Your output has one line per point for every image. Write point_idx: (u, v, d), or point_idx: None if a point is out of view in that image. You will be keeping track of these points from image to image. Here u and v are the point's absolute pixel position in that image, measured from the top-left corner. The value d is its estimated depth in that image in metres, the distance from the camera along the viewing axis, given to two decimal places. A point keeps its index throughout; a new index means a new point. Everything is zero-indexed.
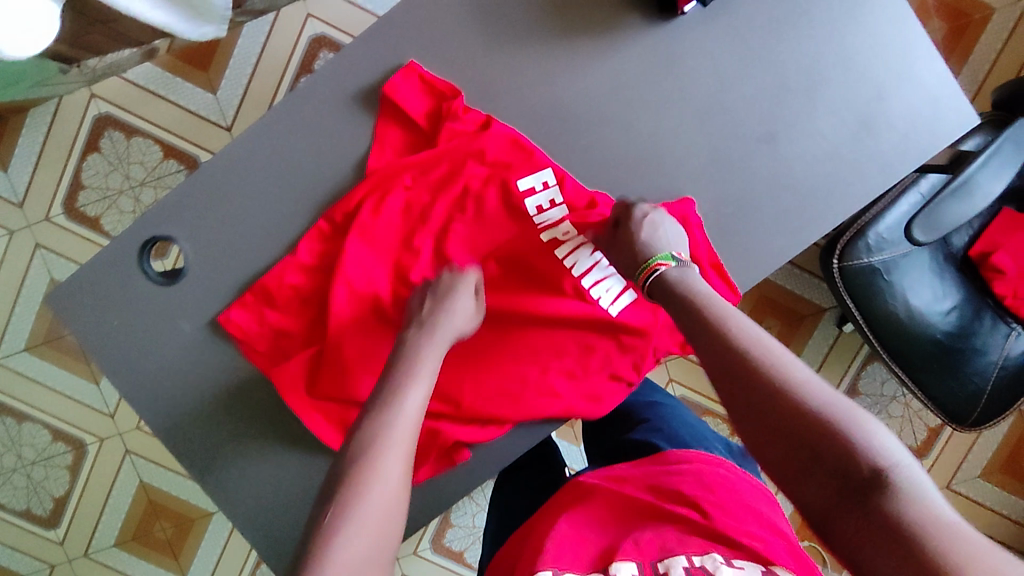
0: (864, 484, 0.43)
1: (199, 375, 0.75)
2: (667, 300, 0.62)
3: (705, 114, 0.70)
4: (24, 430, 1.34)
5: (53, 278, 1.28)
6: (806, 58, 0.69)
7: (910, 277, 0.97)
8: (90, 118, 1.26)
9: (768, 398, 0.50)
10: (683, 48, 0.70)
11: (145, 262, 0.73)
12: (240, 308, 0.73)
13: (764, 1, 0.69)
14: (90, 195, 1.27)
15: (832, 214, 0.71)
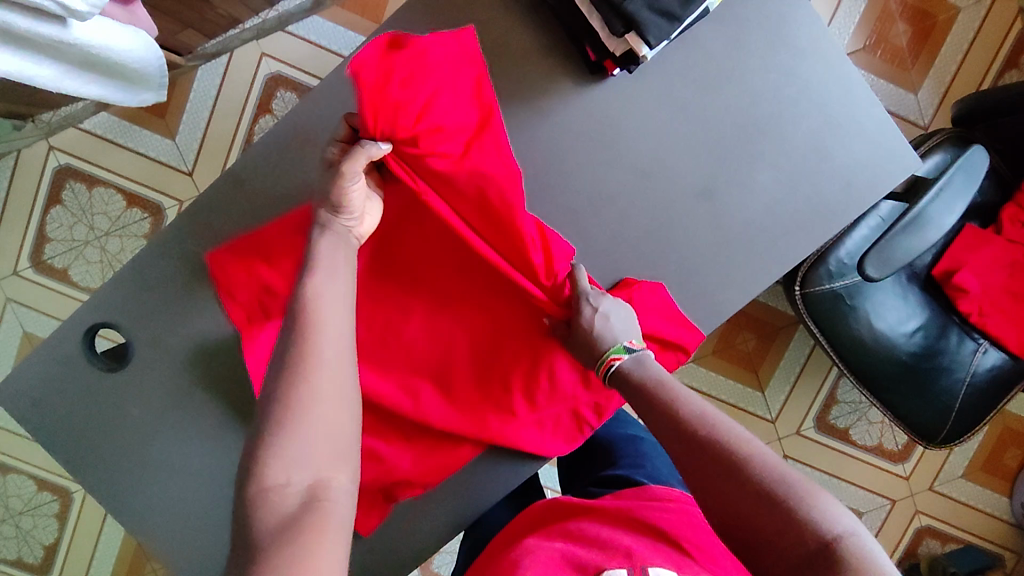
0: (818, 560, 0.48)
1: (164, 443, 0.78)
2: (622, 385, 0.65)
3: (638, 174, 0.76)
4: (10, 481, 1.35)
5: (25, 332, 1.28)
6: (741, 112, 0.76)
7: (874, 300, 0.95)
8: (51, 169, 1.25)
9: (719, 476, 0.54)
10: (614, 105, 0.76)
11: (90, 350, 0.76)
12: (233, 253, 0.73)
13: (691, 61, 0.75)
14: (56, 247, 1.27)
15: (762, 257, 0.77)
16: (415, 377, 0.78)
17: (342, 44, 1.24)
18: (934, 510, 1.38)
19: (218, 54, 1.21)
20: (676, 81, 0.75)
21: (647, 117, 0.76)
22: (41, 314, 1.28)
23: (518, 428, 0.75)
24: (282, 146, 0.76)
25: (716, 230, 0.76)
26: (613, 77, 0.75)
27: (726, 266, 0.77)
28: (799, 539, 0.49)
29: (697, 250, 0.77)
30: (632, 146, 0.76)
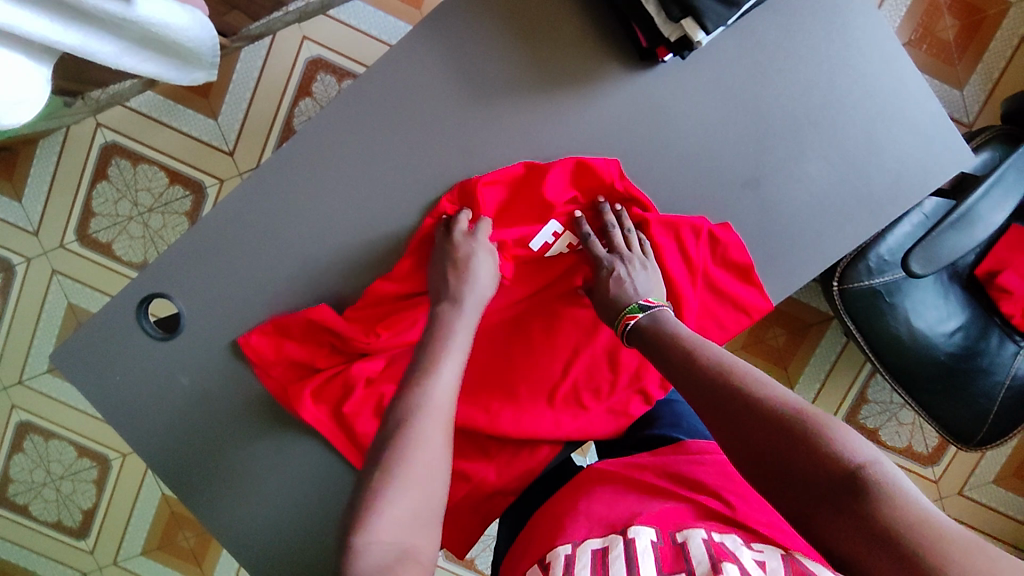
0: (844, 489, 0.46)
1: (209, 411, 0.81)
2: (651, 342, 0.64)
3: (680, 163, 0.77)
4: (51, 447, 1.39)
5: (70, 303, 1.32)
6: (786, 104, 0.76)
7: (914, 298, 0.94)
8: (97, 146, 1.29)
9: (741, 415, 0.53)
10: (656, 97, 0.77)
11: (141, 320, 0.79)
12: (258, 334, 0.78)
13: (735, 53, 0.75)
14: (101, 222, 1.31)
15: (802, 249, 0.77)
16: (487, 395, 0.81)
17: (383, 29, 1.25)
18: (963, 515, 1.36)
19: (261, 37, 1.22)
20: (725, 73, 0.76)
21: (693, 106, 0.76)
22: (86, 286, 1.32)
23: (591, 417, 0.81)
24: (330, 125, 0.77)
25: (758, 219, 0.77)
26: (661, 65, 0.76)
27: (768, 256, 0.78)
28: (823, 470, 0.47)
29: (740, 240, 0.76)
30: (676, 133, 0.77)
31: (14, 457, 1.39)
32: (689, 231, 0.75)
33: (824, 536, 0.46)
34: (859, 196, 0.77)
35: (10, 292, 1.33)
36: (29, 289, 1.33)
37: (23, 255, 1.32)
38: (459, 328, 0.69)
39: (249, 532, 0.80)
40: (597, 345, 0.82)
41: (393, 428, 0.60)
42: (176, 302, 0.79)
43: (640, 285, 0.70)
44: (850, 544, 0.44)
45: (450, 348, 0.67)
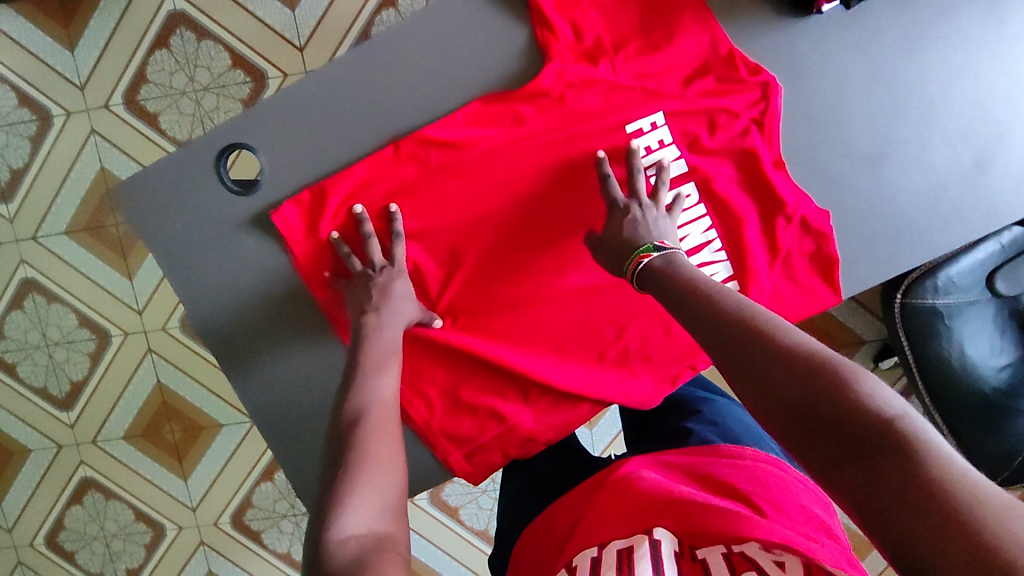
0: (875, 442, 0.43)
1: (269, 280, 0.83)
2: (655, 286, 0.66)
3: (817, 123, 0.77)
4: (52, 310, 1.35)
5: (103, 167, 1.28)
6: (932, 88, 0.77)
7: (970, 325, 0.94)
8: (165, 12, 1.23)
9: (757, 356, 0.52)
10: (807, 50, 0.77)
11: (222, 169, 0.80)
12: (293, 205, 0.80)
13: (897, 24, 0.76)
14: (152, 90, 1.26)
15: (910, 235, 0.79)
16: (535, 340, 0.84)
17: None
18: None
19: None
20: (875, 40, 0.76)
21: (829, 72, 0.77)
22: (121, 153, 1.28)
23: (635, 384, 0.84)
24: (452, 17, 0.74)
25: (871, 201, 0.78)
26: (816, 15, 0.76)
27: (861, 244, 0.79)
28: (852, 422, 0.45)
29: (851, 217, 0.78)
30: (812, 87, 0.77)
31: (10, 313, 1.34)
32: (783, 218, 0.77)
33: (842, 487, 0.44)
34: (974, 191, 0.78)
35: (43, 143, 1.28)
36: (63, 144, 1.28)
37: (63, 108, 1.27)
38: (388, 335, 0.76)
39: (284, 399, 0.85)
40: (659, 314, 0.83)
41: (347, 433, 0.66)
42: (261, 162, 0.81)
43: (655, 229, 0.72)
44: (870, 492, 0.42)
45: (380, 359, 0.74)
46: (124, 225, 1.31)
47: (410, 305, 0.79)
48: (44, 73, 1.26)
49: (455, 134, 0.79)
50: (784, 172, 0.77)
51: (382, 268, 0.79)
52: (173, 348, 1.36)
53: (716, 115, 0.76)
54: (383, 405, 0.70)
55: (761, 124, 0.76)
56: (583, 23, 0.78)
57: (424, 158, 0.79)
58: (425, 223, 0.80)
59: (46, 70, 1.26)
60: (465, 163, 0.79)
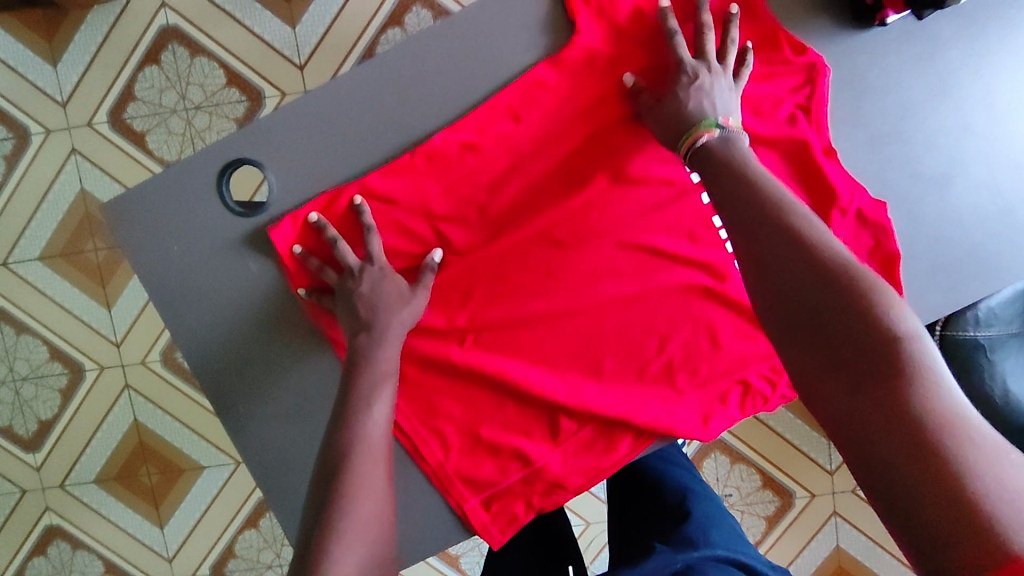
0: (879, 363, 0.46)
1: (274, 306, 0.75)
2: (705, 165, 0.63)
3: (880, 143, 0.73)
4: (22, 342, 1.24)
5: (84, 189, 1.20)
6: (996, 105, 0.73)
7: (1015, 360, 0.88)
8: (156, 27, 1.17)
9: (782, 267, 0.52)
10: (865, 62, 0.73)
11: (224, 187, 0.73)
12: (290, 221, 0.73)
13: (962, 35, 0.72)
14: (140, 108, 1.19)
15: (981, 261, 0.74)
16: (571, 361, 0.78)
17: None
18: None
19: None
20: (940, 54, 0.72)
21: (889, 87, 0.73)
22: (103, 174, 1.20)
23: (678, 406, 0.78)
24: None
25: (940, 225, 0.74)
26: (879, 27, 0.72)
27: (930, 273, 0.74)
28: (863, 339, 0.47)
29: (919, 240, 0.74)
30: (872, 103, 0.73)
31: None
32: (838, 210, 0.72)
33: (824, 398, 0.48)
34: None
35: (19, 163, 1.20)
36: (40, 164, 1.20)
37: (43, 125, 1.19)
38: (384, 357, 0.71)
39: (285, 438, 0.76)
40: (704, 321, 0.78)
41: (334, 463, 0.64)
42: (268, 180, 0.74)
43: (720, 104, 0.67)
44: (850, 410, 0.46)
45: (377, 378, 0.70)
46: (104, 250, 1.22)
47: (404, 308, 0.73)
48: (23, 89, 1.18)
49: (472, 134, 0.74)
50: (836, 160, 0.73)
51: (364, 270, 0.73)
52: (152, 383, 1.26)
53: (761, 101, 0.73)
54: (374, 438, 0.66)
55: (807, 111, 0.72)
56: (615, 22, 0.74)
57: (443, 162, 0.74)
58: (450, 237, 0.76)
59: (25, 86, 1.18)
60: (495, 172, 0.76)
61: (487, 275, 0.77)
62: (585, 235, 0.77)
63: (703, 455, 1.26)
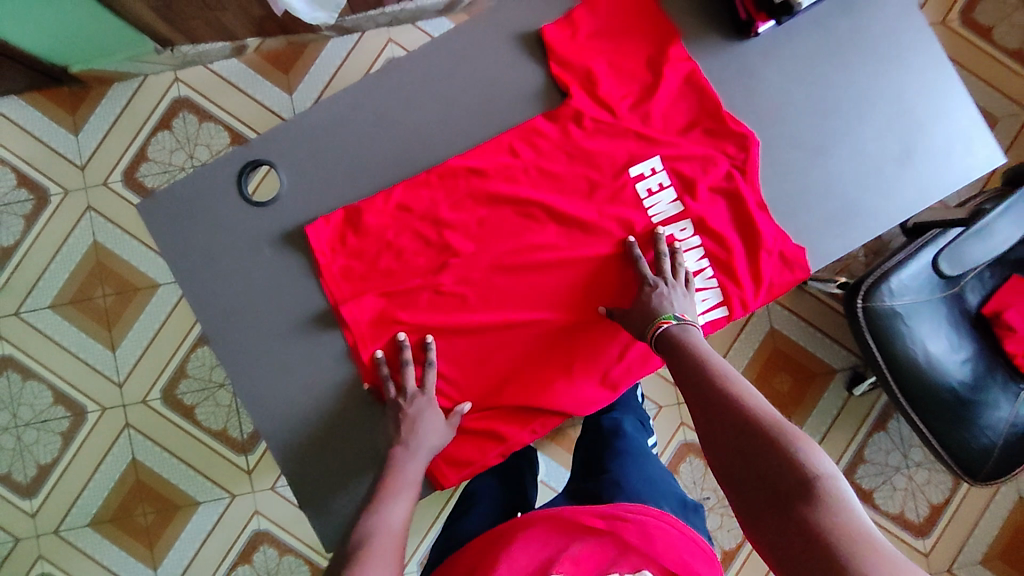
0: (797, 495, 0.54)
1: (271, 294, 0.83)
2: (668, 349, 0.73)
3: (761, 123, 0.82)
4: (27, 388, 1.31)
5: (96, 241, 1.32)
6: (854, 82, 0.81)
7: (926, 325, 1.02)
8: (169, 98, 1.34)
9: (725, 421, 0.62)
10: (750, 59, 0.82)
11: (243, 184, 0.83)
12: (319, 224, 0.82)
13: (818, 27, 0.81)
14: (151, 167, 1.33)
15: (858, 219, 0.81)
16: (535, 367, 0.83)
17: (432, 25, 1.35)
18: None
19: (351, 30, 1.32)
20: (807, 48, 0.81)
21: (768, 80, 0.82)
22: (115, 227, 1.32)
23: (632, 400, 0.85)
24: (445, 47, 0.85)
25: (820, 191, 0.81)
26: (755, 37, 0.81)
27: (812, 231, 0.81)
28: (784, 475, 0.56)
29: (799, 198, 0.81)
30: (749, 92, 0.82)
31: None
32: (763, 252, 0.80)
33: (760, 525, 0.56)
34: (905, 172, 0.81)
35: (38, 221, 1.32)
36: (57, 221, 1.32)
37: (62, 186, 1.33)
38: (411, 470, 0.74)
39: (287, 418, 0.82)
40: None
41: (354, 540, 0.65)
42: (281, 179, 0.83)
43: (676, 304, 0.76)
44: (784, 541, 0.53)
45: (400, 485, 0.72)
46: (112, 295, 1.32)
47: (437, 435, 0.78)
48: (46, 155, 1.32)
49: (479, 160, 0.83)
50: (768, 215, 0.81)
51: (415, 396, 0.79)
52: (152, 421, 1.32)
53: (707, 158, 0.81)
54: (393, 526, 0.67)
55: (743, 170, 0.81)
56: (585, 55, 0.83)
57: (453, 182, 0.83)
58: (454, 245, 0.83)
59: (47, 153, 1.32)
60: (483, 189, 0.83)
61: (479, 286, 0.83)
62: (555, 252, 0.83)
63: (679, 460, 1.34)
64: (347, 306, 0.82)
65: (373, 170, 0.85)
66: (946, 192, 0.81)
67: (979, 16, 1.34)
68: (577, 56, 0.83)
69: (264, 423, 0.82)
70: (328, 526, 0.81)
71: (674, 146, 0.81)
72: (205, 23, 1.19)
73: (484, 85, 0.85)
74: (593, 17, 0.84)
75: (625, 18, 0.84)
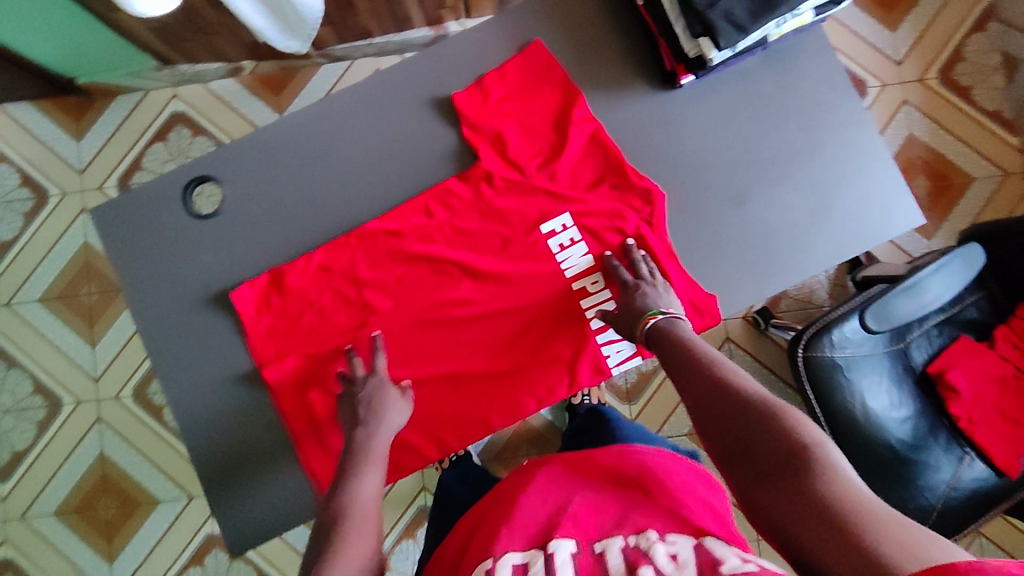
0: (790, 466, 0.54)
1: (210, 302, 0.88)
2: (654, 341, 0.73)
3: (685, 170, 0.86)
4: (10, 376, 1.38)
5: (87, 241, 1.40)
6: (775, 137, 0.85)
7: (867, 379, 1.01)
8: (167, 112, 1.42)
9: (714, 402, 0.62)
10: (678, 111, 0.86)
11: (189, 198, 0.88)
12: (245, 286, 0.87)
13: (742, 85, 0.86)
14: (144, 176, 1.41)
15: (777, 265, 0.84)
16: (451, 405, 0.86)
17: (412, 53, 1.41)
18: None
19: (341, 58, 1.40)
20: (733, 103, 0.86)
21: (693, 133, 0.86)
22: None
23: None
24: (390, 79, 0.89)
25: (737, 237, 0.84)
26: (679, 88, 0.86)
27: (729, 273, 0.84)
28: (776, 449, 0.55)
29: (718, 242, 0.84)
30: (673, 144, 0.86)
31: None
32: None
33: (756, 504, 0.55)
34: (823, 225, 0.84)
35: (36, 218, 1.40)
36: (53, 221, 1.40)
37: (61, 188, 1.41)
38: (377, 444, 0.74)
39: (216, 422, 0.87)
40: (563, 366, 0.86)
41: (330, 518, 0.65)
42: (226, 194, 0.88)
43: (662, 301, 0.77)
44: (780, 515, 0.52)
45: (370, 458, 0.72)
46: (96, 294, 1.39)
47: (397, 410, 0.80)
48: (50, 159, 1.41)
49: (395, 223, 0.87)
50: (676, 263, 0.83)
51: (367, 379, 0.81)
52: (122, 416, 1.37)
53: (613, 215, 0.85)
54: (367, 499, 0.67)
55: (649, 224, 0.84)
56: (494, 116, 0.87)
57: (371, 243, 0.87)
58: (372, 302, 0.87)
59: (51, 156, 1.41)
60: (394, 246, 0.87)
61: (389, 324, 0.87)
62: (464, 300, 0.87)
63: None
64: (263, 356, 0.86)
65: (315, 191, 0.89)
66: (868, 245, 0.85)
67: (958, 76, 1.37)
68: (489, 115, 0.87)
69: (193, 425, 0.86)
70: (245, 530, 0.85)
71: (580, 206, 0.85)
72: (200, 45, 1.27)
73: (426, 117, 0.89)
74: (503, 77, 0.88)
75: (535, 80, 0.88)
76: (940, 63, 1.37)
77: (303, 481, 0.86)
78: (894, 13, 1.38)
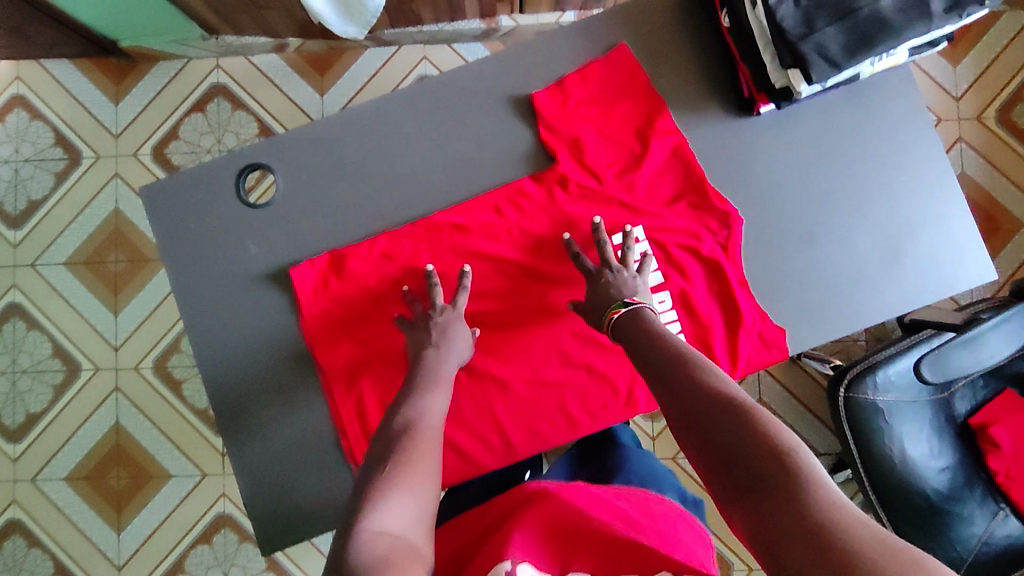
0: (767, 471, 0.48)
1: (252, 293, 0.85)
2: (627, 334, 0.70)
3: (757, 206, 0.83)
4: (30, 337, 1.36)
5: (117, 208, 1.37)
6: (853, 179, 0.83)
7: (908, 426, 0.99)
8: (208, 83, 1.39)
9: (692, 400, 0.57)
10: (752, 139, 0.83)
11: (240, 185, 0.86)
12: (308, 267, 0.84)
13: (820, 121, 0.83)
14: (180, 146, 1.38)
15: (841, 309, 0.82)
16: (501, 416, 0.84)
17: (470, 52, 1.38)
18: None
19: (388, 43, 1.36)
20: (811, 139, 0.83)
21: (766, 165, 0.83)
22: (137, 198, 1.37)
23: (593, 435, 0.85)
24: (455, 78, 0.86)
25: (806, 276, 0.82)
26: (756, 117, 0.83)
27: (792, 313, 0.82)
28: (751, 451, 0.50)
29: (785, 281, 0.82)
30: (746, 175, 0.83)
31: None
32: (742, 332, 0.81)
33: (732, 512, 0.49)
34: (894, 273, 0.82)
35: (67, 179, 1.38)
36: (84, 183, 1.38)
37: (94, 151, 1.38)
38: (446, 370, 0.75)
39: (249, 417, 0.84)
40: (618, 381, 0.84)
41: (395, 441, 0.61)
42: (277, 183, 0.86)
43: (626, 288, 0.76)
44: (758, 526, 0.46)
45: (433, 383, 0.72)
46: (123, 262, 1.37)
47: (463, 343, 0.79)
48: (85, 120, 1.38)
49: (463, 218, 0.85)
50: (748, 292, 0.81)
51: (443, 309, 0.80)
52: (140, 387, 1.36)
53: (691, 234, 0.82)
54: (433, 422, 0.65)
55: (725, 247, 0.82)
56: (573, 118, 0.84)
57: (436, 236, 0.85)
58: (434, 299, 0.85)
59: (87, 118, 1.38)
60: (460, 243, 0.85)
61: None
62: (524, 311, 0.85)
63: None
64: (314, 336, 0.84)
65: (370, 188, 0.86)
66: (940, 299, 0.83)
67: (1017, 118, 1.34)
68: (567, 117, 0.84)
69: (225, 416, 0.84)
70: (272, 527, 0.83)
71: (656, 220, 0.82)
72: (250, 18, 1.23)
73: (489, 122, 0.86)
74: (588, 77, 0.85)
75: (619, 88, 0.85)
76: (1000, 102, 1.34)
77: (335, 483, 0.84)
78: (958, 46, 1.34)
